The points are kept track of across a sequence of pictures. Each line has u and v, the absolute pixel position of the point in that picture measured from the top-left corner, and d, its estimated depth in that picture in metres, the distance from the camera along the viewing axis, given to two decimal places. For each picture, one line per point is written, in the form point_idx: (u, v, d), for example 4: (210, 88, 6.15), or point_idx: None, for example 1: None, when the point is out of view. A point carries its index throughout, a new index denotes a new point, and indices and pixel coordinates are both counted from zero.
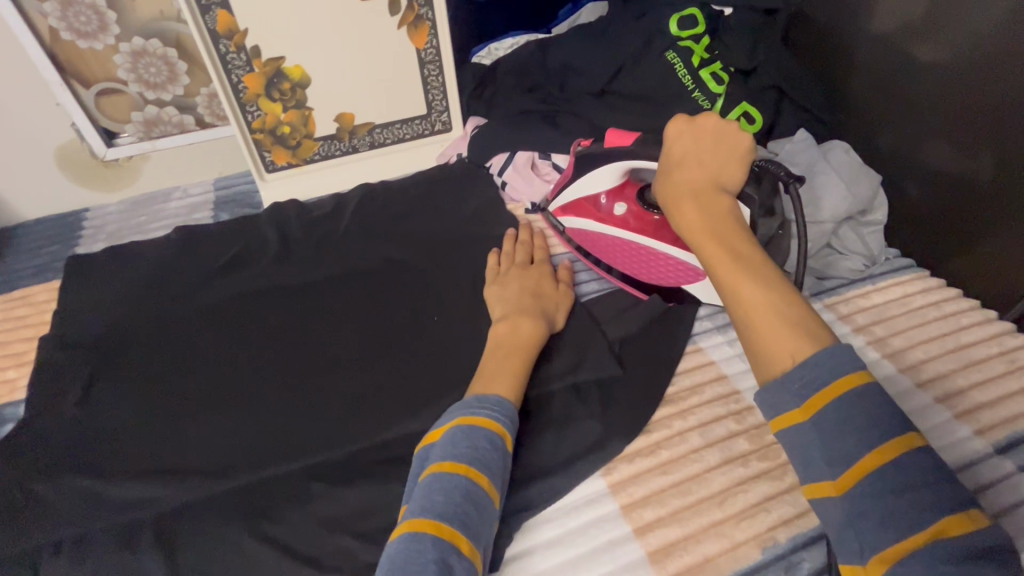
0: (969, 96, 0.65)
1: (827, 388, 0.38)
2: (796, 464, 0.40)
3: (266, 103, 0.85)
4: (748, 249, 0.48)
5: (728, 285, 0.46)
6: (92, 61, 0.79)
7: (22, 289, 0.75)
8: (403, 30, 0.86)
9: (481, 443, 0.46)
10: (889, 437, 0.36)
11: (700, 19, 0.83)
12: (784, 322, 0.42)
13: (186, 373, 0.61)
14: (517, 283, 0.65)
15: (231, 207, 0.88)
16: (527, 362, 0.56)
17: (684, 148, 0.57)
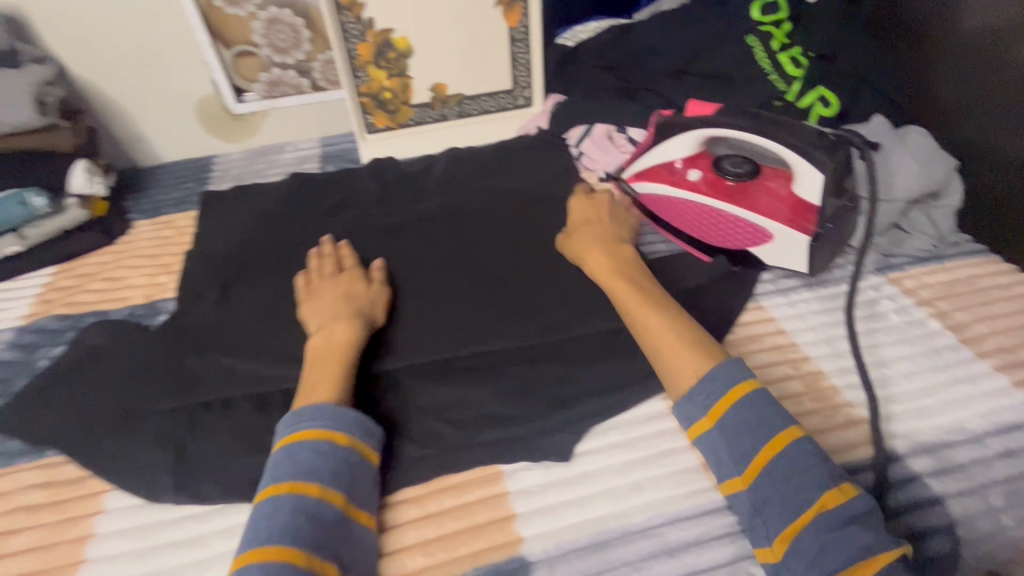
0: None
1: (721, 400, 0.48)
2: (711, 466, 0.49)
3: (374, 70, 0.96)
4: (647, 286, 0.61)
5: (637, 318, 0.58)
6: (234, 26, 0.91)
7: (166, 215, 0.88)
8: (500, 8, 0.95)
9: (304, 455, 0.45)
10: (774, 436, 0.46)
11: (783, 5, 0.88)
12: (679, 342, 0.53)
13: None
14: (327, 288, 0.64)
15: (336, 161, 1.00)
16: (347, 361, 0.55)
17: (587, 216, 0.72)
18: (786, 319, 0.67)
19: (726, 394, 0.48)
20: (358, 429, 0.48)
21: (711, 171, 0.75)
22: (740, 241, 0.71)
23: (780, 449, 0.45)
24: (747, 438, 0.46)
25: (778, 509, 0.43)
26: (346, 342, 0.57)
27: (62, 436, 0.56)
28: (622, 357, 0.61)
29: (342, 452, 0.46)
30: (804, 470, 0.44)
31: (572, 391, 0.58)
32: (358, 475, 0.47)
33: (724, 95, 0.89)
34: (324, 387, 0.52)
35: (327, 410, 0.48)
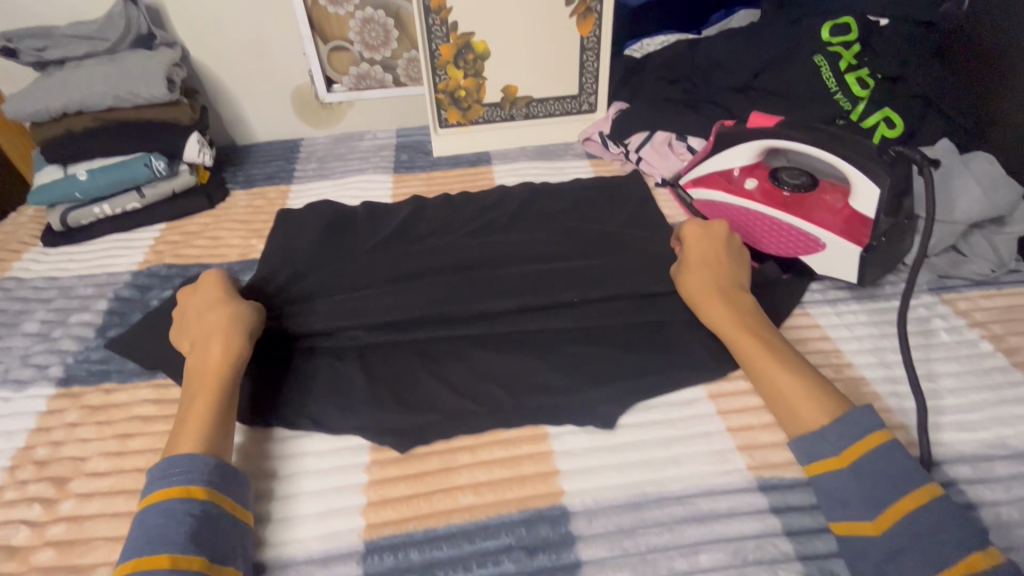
0: None
1: (853, 446, 0.48)
2: (833, 511, 0.48)
3: (452, 70, 1.04)
4: (767, 332, 0.58)
5: (758, 365, 0.56)
6: (333, 23, 1.01)
7: (259, 188, 0.98)
8: (574, 19, 1.01)
9: (154, 522, 0.45)
10: (913, 488, 0.45)
11: (853, 27, 0.89)
12: (805, 394, 0.52)
13: (374, 257, 0.78)
14: (198, 305, 0.63)
15: (410, 151, 1.08)
16: (219, 380, 0.55)
17: (703, 251, 0.66)
18: (832, 327, 0.69)
19: (867, 436, 0.48)
20: (214, 486, 0.48)
21: (768, 182, 0.78)
22: (791, 248, 0.74)
23: (920, 504, 0.44)
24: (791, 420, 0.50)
25: (918, 561, 0.42)
26: (218, 359, 0.56)
27: (169, 361, 0.64)
28: (668, 344, 0.64)
29: (195, 507, 0.46)
30: (948, 524, 0.43)
31: (618, 370, 0.62)
32: (219, 530, 0.46)
33: (786, 111, 0.91)
34: (191, 423, 0.52)
35: (199, 461, 0.48)
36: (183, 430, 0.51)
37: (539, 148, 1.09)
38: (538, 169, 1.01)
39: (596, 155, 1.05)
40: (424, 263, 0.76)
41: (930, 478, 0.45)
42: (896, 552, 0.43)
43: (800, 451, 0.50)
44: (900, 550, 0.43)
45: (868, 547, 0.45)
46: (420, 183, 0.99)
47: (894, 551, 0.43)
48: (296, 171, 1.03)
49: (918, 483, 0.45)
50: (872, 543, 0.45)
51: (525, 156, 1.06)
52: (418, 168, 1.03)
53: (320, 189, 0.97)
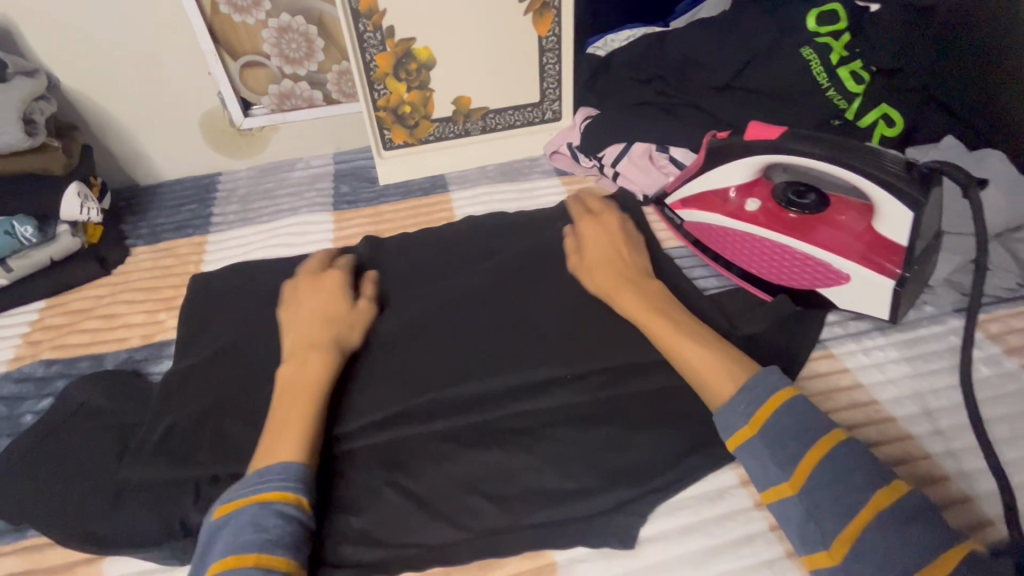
0: None
1: (762, 408, 0.46)
2: (754, 474, 0.46)
3: (393, 83, 0.88)
4: (675, 312, 0.57)
5: (671, 345, 0.54)
6: (242, 34, 0.84)
7: (167, 241, 0.81)
8: (529, 16, 0.88)
9: (267, 523, 0.42)
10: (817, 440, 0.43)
11: (843, 15, 0.80)
12: (720, 367, 0.51)
13: None
14: (311, 301, 0.58)
15: (351, 180, 0.92)
16: (317, 403, 0.51)
17: (597, 238, 0.66)
18: (862, 371, 0.60)
19: (772, 398, 0.46)
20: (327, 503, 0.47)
21: (771, 201, 0.68)
22: (803, 279, 0.64)
23: (828, 450, 0.43)
24: (797, 445, 0.44)
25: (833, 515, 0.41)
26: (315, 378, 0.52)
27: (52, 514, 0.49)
28: (686, 420, 0.54)
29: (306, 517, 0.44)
30: (854, 465, 0.42)
31: (630, 462, 0.52)
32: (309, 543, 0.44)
33: (777, 111, 0.81)
34: (291, 439, 0.47)
35: (300, 473, 0.46)
36: (274, 439, 0.48)
37: (501, 166, 0.96)
38: (503, 193, 0.87)
39: (567, 171, 0.93)
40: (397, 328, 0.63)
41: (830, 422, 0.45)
42: (813, 507, 0.42)
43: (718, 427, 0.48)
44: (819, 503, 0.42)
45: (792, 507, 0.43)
46: (367, 220, 0.83)
47: (815, 504, 0.42)
48: (213, 216, 0.85)
49: (822, 432, 0.44)
50: (793, 501, 0.43)
51: (486, 177, 0.92)
52: (361, 202, 0.88)
53: (245, 238, 0.81)
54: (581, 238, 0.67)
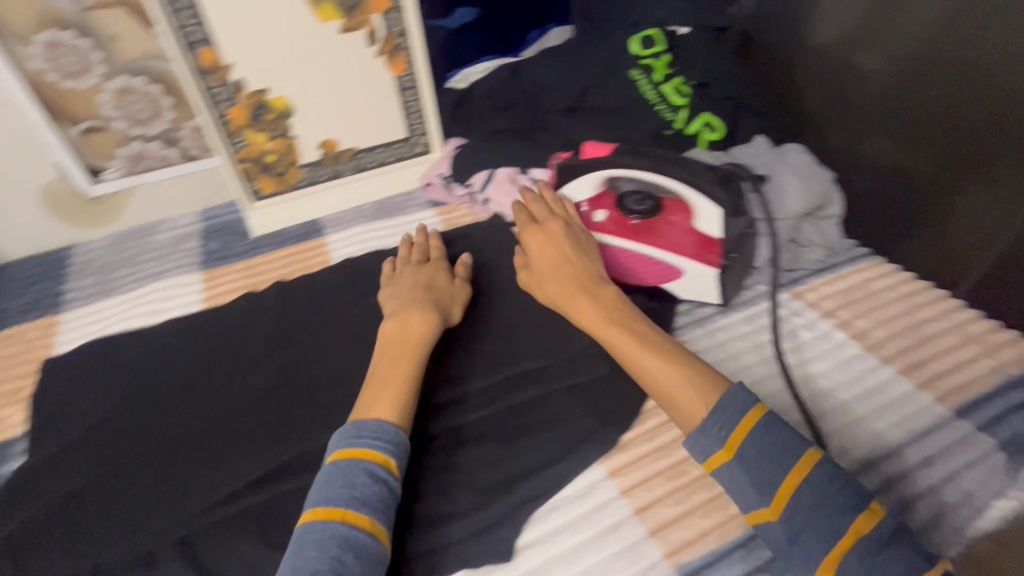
0: (914, 94, 0.74)
1: (736, 431, 0.46)
2: (735, 495, 0.47)
3: (251, 134, 0.88)
4: (642, 324, 0.56)
5: (632, 358, 0.54)
6: (77, 102, 0.81)
7: (13, 327, 0.75)
8: (382, 59, 0.90)
9: (359, 480, 0.46)
10: (798, 458, 0.45)
11: (659, 39, 0.90)
12: (682, 379, 0.50)
13: (213, 394, 0.64)
14: (422, 277, 0.67)
15: (220, 236, 0.90)
16: (418, 358, 0.57)
17: (543, 246, 0.64)
18: (706, 351, 0.68)
19: (743, 423, 0.46)
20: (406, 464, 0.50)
21: (617, 210, 0.72)
22: (650, 277, 0.71)
23: (806, 472, 0.44)
24: (774, 470, 0.44)
25: (816, 540, 0.42)
26: (424, 331, 0.59)
27: None
28: (555, 426, 0.58)
29: (396, 480, 0.48)
30: (776, 435, 0.45)
31: (504, 475, 0.55)
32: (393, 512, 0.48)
33: (619, 126, 0.89)
34: (387, 392, 0.53)
35: (392, 434, 0.50)
36: (376, 390, 0.53)
37: (379, 203, 0.98)
38: (378, 230, 0.89)
39: (441, 202, 0.97)
40: (283, 375, 0.65)
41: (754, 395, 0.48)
42: (797, 531, 0.42)
43: (693, 452, 0.48)
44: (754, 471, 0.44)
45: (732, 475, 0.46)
46: (238, 275, 0.82)
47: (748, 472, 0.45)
48: (65, 292, 0.80)
49: (802, 449, 0.45)
50: (775, 524, 0.44)
51: (362, 217, 0.92)
52: (231, 257, 0.85)
53: (105, 310, 0.77)
54: (528, 247, 0.65)
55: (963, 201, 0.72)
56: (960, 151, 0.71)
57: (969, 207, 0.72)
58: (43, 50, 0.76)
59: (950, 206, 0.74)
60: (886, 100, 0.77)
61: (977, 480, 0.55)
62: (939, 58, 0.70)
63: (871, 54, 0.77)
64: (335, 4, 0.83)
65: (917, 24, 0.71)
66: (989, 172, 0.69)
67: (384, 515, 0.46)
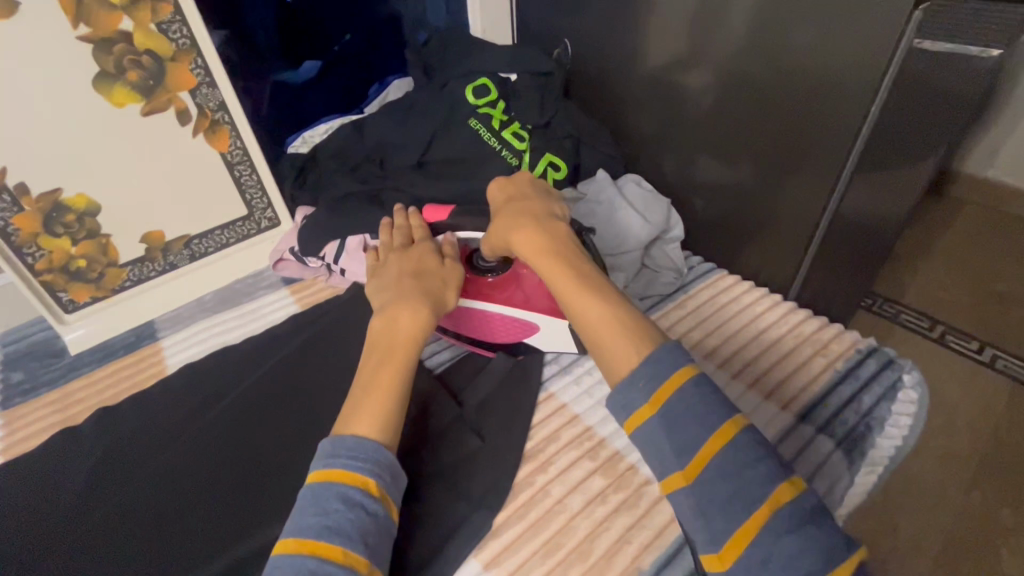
0: (732, 114, 0.79)
1: (668, 380, 0.46)
2: (654, 462, 0.47)
3: (49, 240, 0.76)
4: (584, 270, 0.57)
5: (559, 288, 0.56)
6: None
7: None
8: (200, 137, 0.83)
9: (332, 505, 0.45)
10: (719, 428, 0.44)
11: (491, 87, 0.92)
12: (604, 313, 0.52)
13: (35, 565, 0.57)
14: (409, 264, 0.64)
15: (26, 362, 0.77)
16: (407, 361, 0.55)
17: (506, 194, 0.67)
18: (576, 402, 0.65)
19: (674, 375, 0.46)
20: (387, 482, 0.48)
21: (469, 270, 0.69)
22: (509, 334, 0.68)
23: (724, 440, 0.44)
24: (697, 434, 0.44)
25: (727, 508, 0.42)
26: (411, 331, 0.56)
27: None
28: (425, 523, 0.55)
29: (377, 507, 0.47)
30: (708, 397, 0.45)
31: None
32: (379, 540, 0.46)
33: (468, 177, 0.89)
34: (371, 408, 0.51)
35: (371, 454, 0.48)
36: (358, 408, 0.51)
37: (220, 292, 0.89)
38: (224, 323, 0.81)
39: (295, 278, 0.90)
40: (124, 527, 0.59)
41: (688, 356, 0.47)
42: (705, 498, 0.42)
43: (616, 407, 0.48)
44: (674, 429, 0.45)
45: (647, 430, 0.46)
46: (51, 407, 0.70)
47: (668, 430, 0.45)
48: None
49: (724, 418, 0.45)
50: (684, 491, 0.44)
51: (203, 310, 0.84)
52: (39, 387, 0.73)
53: None
54: (491, 195, 0.69)
55: (786, 209, 0.80)
56: (776, 162, 0.78)
57: (793, 214, 0.80)
58: None
59: (781, 190, 0.80)
60: (710, 115, 0.82)
61: (823, 484, 0.59)
62: (746, 79, 0.76)
63: (691, 75, 0.82)
64: (129, 87, 0.75)
65: (725, 50, 0.76)
66: (807, 157, 0.75)
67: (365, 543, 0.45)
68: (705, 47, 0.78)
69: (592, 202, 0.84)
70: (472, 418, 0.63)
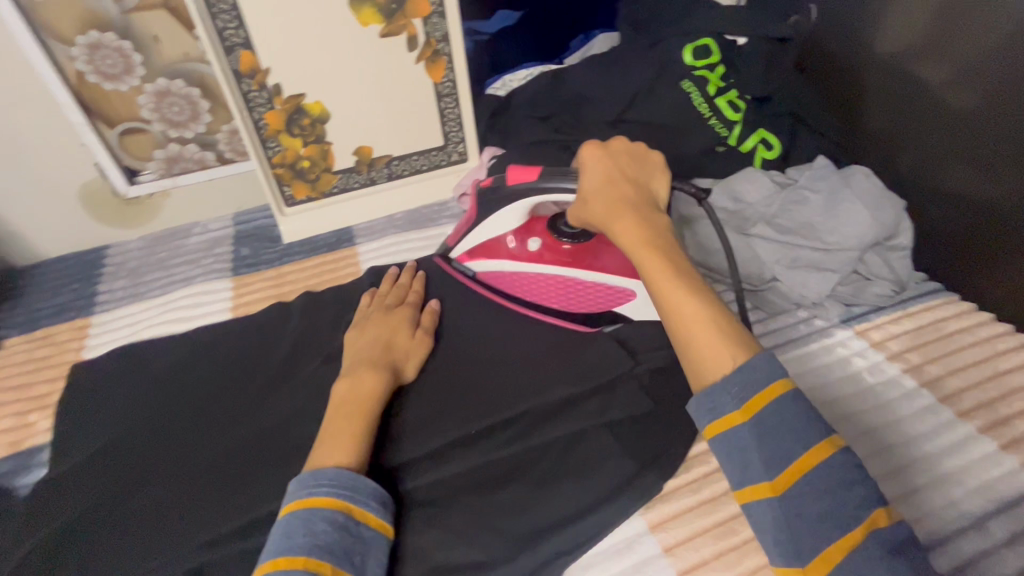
0: (985, 103, 0.67)
1: (756, 395, 0.42)
2: (730, 469, 0.43)
3: (287, 139, 0.86)
4: (683, 263, 0.50)
5: (659, 284, 0.48)
6: (117, 102, 0.81)
7: (45, 329, 0.76)
8: (422, 64, 0.87)
9: (319, 526, 0.44)
10: (813, 443, 0.40)
11: (714, 49, 0.85)
12: (708, 319, 0.45)
13: (242, 411, 0.64)
14: (380, 329, 0.63)
15: (252, 241, 0.88)
16: (368, 419, 0.54)
17: (604, 169, 0.55)
18: None
19: (769, 387, 0.42)
20: (373, 502, 0.48)
21: (549, 235, 0.66)
22: (596, 300, 0.67)
23: (822, 457, 0.40)
24: (789, 445, 0.40)
25: (818, 530, 0.38)
26: (371, 397, 0.56)
27: None
28: (594, 469, 0.55)
29: (361, 525, 0.46)
30: (805, 414, 0.41)
31: (535, 522, 0.52)
32: (360, 558, 0.45)
33: (664, 143, 0.85)
34: (339, 451, 0.50)
35: (348, 478, 0.47)
36: (323, 450, 0.50)
37: (410, 213, 0.95)
38: (410, 241, 0.87)
39: None
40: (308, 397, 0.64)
41: (783, 371, 0.42)
42: (790, 515, 0.39)
43: (702, 408, 0.43)
44: (768, 440, 0.41)
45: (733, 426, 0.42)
46: (267, 283, 0.81)
47: (762, 439, 0.41)
48: (99, 293, 0.81)
49: (821, 435, 0.40)
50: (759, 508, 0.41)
51: (393, 227, 0.91)
52: (262, 264, 0.84)
53: (133, 315, 0.77)
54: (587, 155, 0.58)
55: None
56: None
57: None
58: (86, 52, 0.76)
59: None
60: (952, 104, 0.70)
61: None
62: (1002, 57, 0.64)
63: (930, 65, 0.72)
64: (375, 8, 0.81)
65: (992, 25, 0.65)
66: None
67: (352, 559, 0.45)
68: (976, 13, 0.66)
69: (807, 190, 0.76)
70: (646, 382, 0.62)
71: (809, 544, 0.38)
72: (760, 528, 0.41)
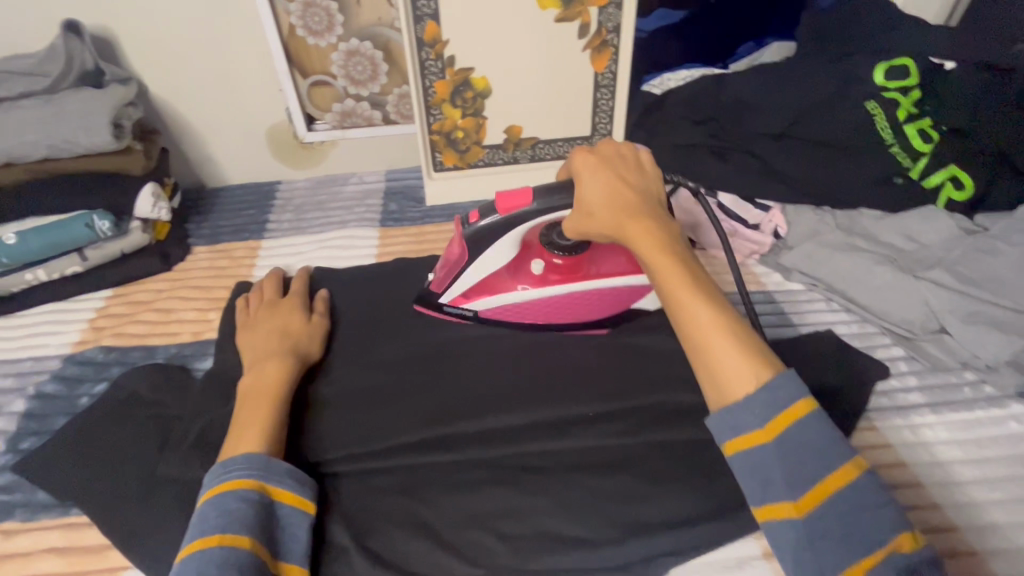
0: None
1: (779, 417, 0.42)
2: (751, 485, 0.43)
3: (448, 108, 0.91)
4: (695, 272, 0.50)
5: (675, 299, 0.48)
6: (313, 55, 0.90)
7: (225, 243, 0.88)
8: (587, 53, 0.88)
9: (231, 505, 0.46)
10: (835, 466, 0.41)
11: (912, 70, 0.77)
12: (723, 333, 0.46)
13: (383, 341, 0.69)
14: (274, 322, 0.65)
15: (402, 199, 0.95)
16: (279, 399, 0.57)
17: (606, 181, 0.53)
18: (909, 448, 0.59)
19: (794, 405, 0.42)
20: (286, 479, 0.51)
21: (546, 253, 0.65)
22: (612, 302, 0.66)
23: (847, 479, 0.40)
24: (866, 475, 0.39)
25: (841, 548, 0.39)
26: (276, 383, 0.58)
27: (105, 476, 0.60)
28: (709, 482, 0.54)
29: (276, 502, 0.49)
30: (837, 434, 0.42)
31: (643, 516, 0.52)
32: (272, 534, 0.48)
33: (831, 162, 0.78)
34: (253, 433, 0.53)
35: (257, 459, 0.50)
36: (237, 438, 0.52)
37: None
38: None
39: None
40: (437, 345, 0.68)
41: (805, 388, 0.43)
42: (815, 536, 0.39)
43: (722, 426, 0.44)
44: (791, 461, 0.41)
45: (805, 430, 0.42)
46: (410, 238, 0.87)
47: (785, 457, 0.41)
48: (269, 222, 0.91)
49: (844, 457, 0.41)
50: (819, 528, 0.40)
51: None
52: (407, 220, 0.91)
53: (295, 246, 0.86)
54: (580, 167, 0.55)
55: None
56: None
57: None
58: (300, 8, 0.85)
59: None
60: None
61: None
62: None
63: None
64: None
65: None
66: None
67: (269, 533, 0.47)
68: None
69: (1002, 240, 0.67)
70: None
71: (831, 562, 0.39)
72: (780, 550, 0.41)
